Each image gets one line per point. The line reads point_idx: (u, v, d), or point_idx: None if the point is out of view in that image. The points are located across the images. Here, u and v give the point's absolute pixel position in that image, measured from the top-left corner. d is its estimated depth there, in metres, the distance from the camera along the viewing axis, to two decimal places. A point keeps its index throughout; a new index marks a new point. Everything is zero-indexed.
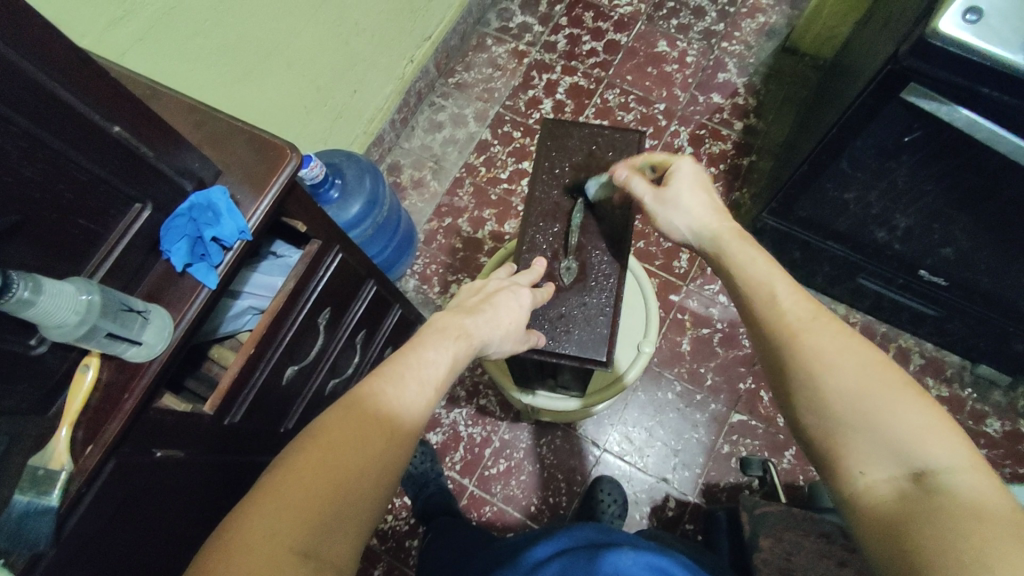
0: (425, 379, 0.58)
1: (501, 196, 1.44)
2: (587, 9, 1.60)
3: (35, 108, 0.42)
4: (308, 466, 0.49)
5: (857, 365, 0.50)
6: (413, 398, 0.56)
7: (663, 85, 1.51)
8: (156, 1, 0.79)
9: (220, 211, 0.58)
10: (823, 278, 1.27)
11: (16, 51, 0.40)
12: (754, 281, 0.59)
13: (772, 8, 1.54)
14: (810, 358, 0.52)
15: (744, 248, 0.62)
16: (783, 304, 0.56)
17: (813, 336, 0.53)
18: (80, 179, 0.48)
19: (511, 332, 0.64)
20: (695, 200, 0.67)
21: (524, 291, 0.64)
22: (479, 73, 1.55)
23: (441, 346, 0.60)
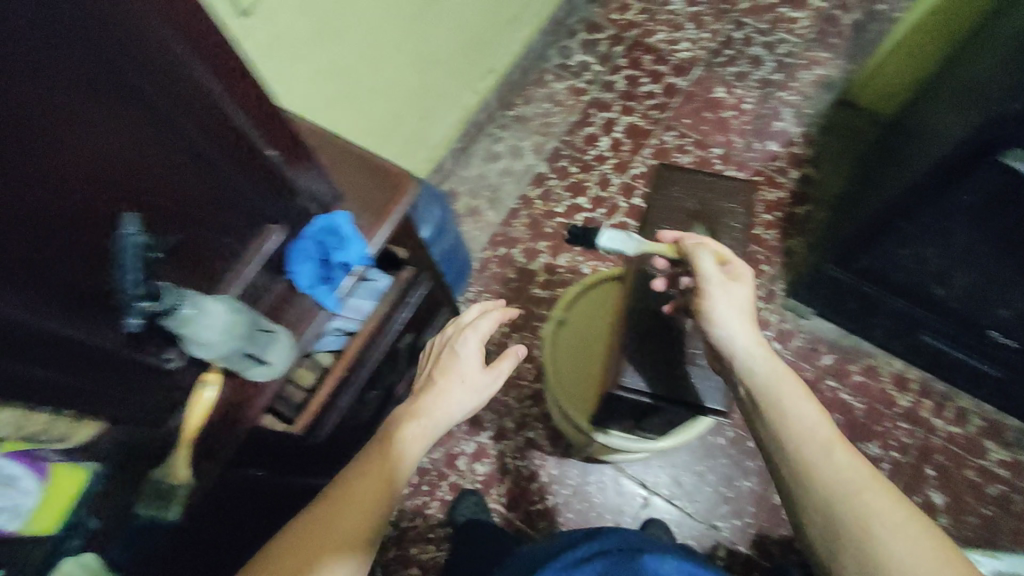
0: (424, 434, 0.71)
1: (556, 229, 1.45)
2: (646, 51, 1.63)
3: (212, 129, 0.44)
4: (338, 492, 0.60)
5: (922, 546, 0.48)
6: (415, 441, 0.69)
7: (720, 129, 1.53)
8: (277, 16, 0.81)
9: (345, 236, 0.58)
10: (881, 332, 1.26)
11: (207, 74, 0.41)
12: (784, 425, 0.57)
13: (830, 62, 1.57)
14: (870, 521, 0.50)
15: (787, 386, 0.59)
16: (840, 458, 0.53)
17: (872, 499, 0.51)
18: (233, 200, 0.49)
19: (467, 397, 0.77)
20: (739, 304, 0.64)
21: (470, 358, 0.78)
22: (538, 108, 1.58)
23: (415, 426, 0.70)
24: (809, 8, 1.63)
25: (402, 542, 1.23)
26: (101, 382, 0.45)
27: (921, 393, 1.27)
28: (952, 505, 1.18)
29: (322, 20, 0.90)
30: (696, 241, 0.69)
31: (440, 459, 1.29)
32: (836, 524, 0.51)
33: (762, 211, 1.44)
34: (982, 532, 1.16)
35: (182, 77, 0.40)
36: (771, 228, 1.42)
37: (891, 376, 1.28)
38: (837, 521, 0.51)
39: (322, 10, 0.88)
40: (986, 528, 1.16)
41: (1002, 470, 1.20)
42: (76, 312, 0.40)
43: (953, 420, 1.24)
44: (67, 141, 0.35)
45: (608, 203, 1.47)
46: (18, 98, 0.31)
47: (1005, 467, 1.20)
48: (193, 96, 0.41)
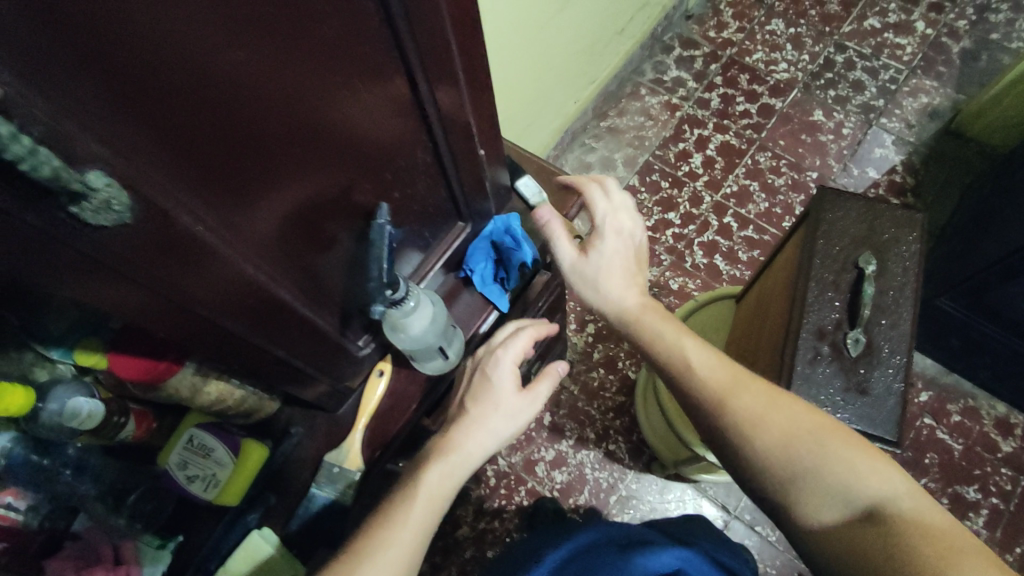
0: (447, 474, 0.57)
1: (645, 243, 1.45)
2: (743, 70, 1.62)
3: (452, 135, 0.47)
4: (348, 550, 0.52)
5: (792, 427, 0.55)
6: (436, 480, 0.56)
7: (817, 153, 1.51)
8: None
9: (519, 237, 0.59)
10: (985, 372, 1.22)
11: (465, 82, 0.44)
12: (667, 351, 0.62)
13: (936, 90, 1.53)
14: (747, 417, 0.57)
15: (663, 320, 0.63)
16: (697, 366, 0.60)
17: (739, 395, 0.58)
18: (441, 197, 0.52)
19: (500, 427, 0.59)
20: (614, 269, 0.64)
21: (502, 377, 0.60)
22: (631, 120, 1.58)
23: (440, 467, 0.57)
24: (915, 34, 1.60)
25: (478, 544, 1.23)
26: (312, 350, 0.48)
27: None
28: None
29: None
30: (866, 265, 0.68)
31: (519, 464, 1.29)
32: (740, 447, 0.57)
33: None
34: None
35: (447, 74, 0.42)
36: None
37: (992, 419, 1.24)
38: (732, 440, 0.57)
39: None
40: None
41: None
42: (303, 279, 0.43)
43: None
44: (349, 132, 0.39)
45: (699, 220, 1.46)
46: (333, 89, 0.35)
47: None
48: (449, 93, 0.44)
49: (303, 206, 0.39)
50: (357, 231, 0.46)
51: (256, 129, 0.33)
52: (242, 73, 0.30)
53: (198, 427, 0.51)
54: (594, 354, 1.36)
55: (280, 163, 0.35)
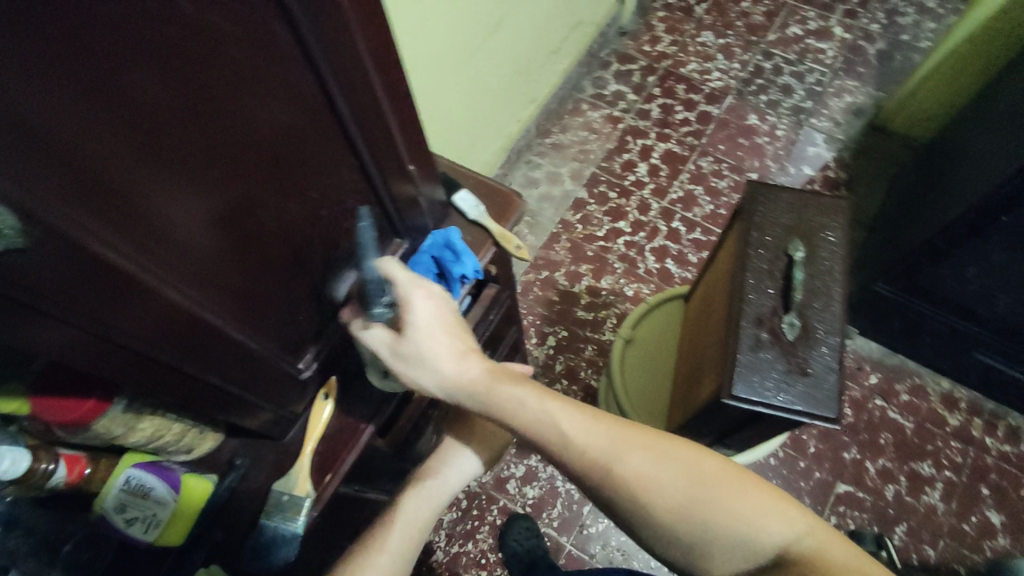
0: (426, 499, 0.65)
1: (598, 252, 1.47)
2: (678, 81, 1.68)
3: (377, 148, 0.47)
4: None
5: (677, 479, 0.55)
6: (418, 506, 0.64)
7: (754, 155, 1.57)
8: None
9: (460, 251, 0.59)
10: (929, 351, 1.27)
11: (384, 94, 0.44)
12: (535, 420, 0.56)
13: (859, 89, 1.62)
14: (635, 479, 0.55)
15: (513, 387, 0.57)
16: (578, 433, 0.56)
17: (627, 456, 0.56)
18: (374, 212, 0.52)
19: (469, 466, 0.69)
20: (443, 349, 0.55)
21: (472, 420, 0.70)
22: (575, 135, 1.62)
23: (417, 494, 0.65)
24: (835, 39, 1.69)
25: (453, 568, 1.21)
26: (246, 379, 0.47)
27: (971, 412, 1.27)
28: (1010, 525, 1.17)
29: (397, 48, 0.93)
30: (795, 251, 0.71)
31: (489, 482, 1.28)
32: (672, 526, 0.55)
33: None
34: None
35: (366, 91, 0.42)
36: None
37: (939, 396, 1.29)
38: (650, 521, 0.55)
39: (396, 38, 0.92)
40: None
41: None
42: (232, 307, 0.43)
43: (1005, 439, 1.24)
44: (268, 152, 0.38)
45: (648, 226, 1.49)
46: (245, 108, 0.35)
47: None
48: (372, 113, 0.44)
49: (229, 233, 0.39)
50: (290, 253, 0.46)
51: (167, 150, 0.32)
52: (155, 95, 0.30)
53: (134, 468, 0.49)
54: (556, 366, 1.37)
55: (196, 185, 0.35)
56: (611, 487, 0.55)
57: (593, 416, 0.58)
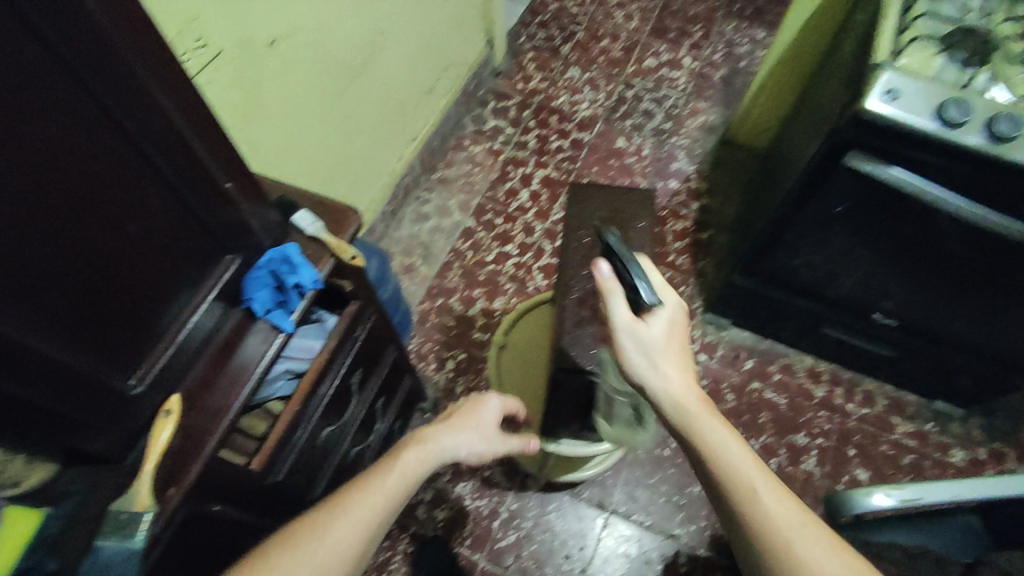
0: (405, 473, 0.71)
1: (489, 276, 1.54)
2: (551, 113, 1.81)
3: (183, 166, 0.51)
4: (299, 540, 0.61)
5: (802, 529, 0.58)
6: (415, 463, 0.72)
7: (624, 174, 1.70)
8: (234, 41, 0.90)
9: (296, 264, 0.64)
10: (790, 332, 1.40)
11: (183, 120, 0.49)
12: (712, 446, 0.63)
13: (709, 110, 1.80)
14: (764, 517, 0.59)
15: (712, 422, 0.65)
16: (737, 464, 0.62)
17: (763, 500, 0.60)
18: (195, 230, 0.55)
19: (485, 436, 0.81)
20: (676, 352, 0.68)
21: (496, 400, 0.85)
22: (460, 169, 1.71)
23: (417, 453, 0.73)
24: (685, 68, 1.89)
25: None
26: (74, 400, 0.48)
27: (832, 382, 1.40)
28: (878, 479, 1.29)
29: (253, 93, 0.98)
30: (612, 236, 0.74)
31: (399, 511, 1.28)
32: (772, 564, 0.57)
33: (671, 241, 1.59)
34: None
35: (152, 112, 0.46)
36: (682, 254, 1.57)
37: (805, 371, 1.42)
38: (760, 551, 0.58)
39: (251, 84, 0.97)
40: None
41: (912, 441, 1.33)
42: (41, 325, 0.44)
43: (864, 403, 1.38)
44: (67, 173, 0.42)
45: (534, 247, 1.58)
46: (32, 132, 0.39)
47: (913, 438, 1.34)
48: (166, 133, 0.48)
49: (21, 252, 0.41)
50: (107, 272, 0.48)
51: None
52: None
53: None
54: (457, 389, 1.40)
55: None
56: (769, 535, 0.58)
57: (767, 471, 0.62)
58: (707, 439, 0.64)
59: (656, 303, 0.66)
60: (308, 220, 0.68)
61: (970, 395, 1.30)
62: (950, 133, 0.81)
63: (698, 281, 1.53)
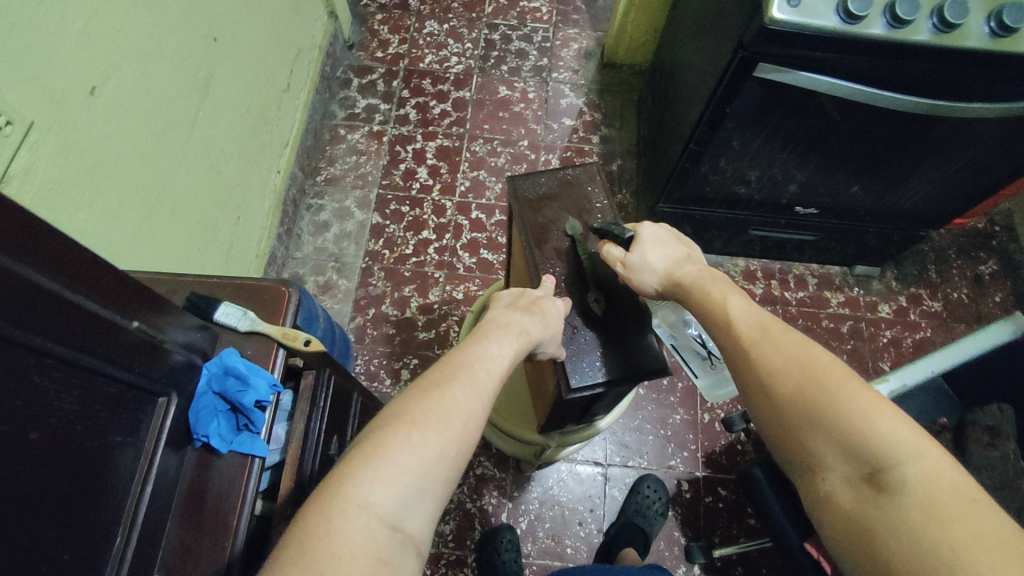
0: (493, 370, 0.54)
1: (415, 270, 1.44)
2: (423, 76, 1.67)
3: (65, 326, 0.38)
4: (420, 427, 0.47)
5: (796, 371, 0.53)
6: (499, 350, 0.56)
7: (518, 123, 1.62)
8: (43, 103, 0.71)
9: (244, 373, 0.53)
10: (720, 240, 1.43)
11: (43, 272, 0.36)
12: (713, 304, 0.61)
13: (580, 35, 1.74)
14: (763, 373, 0.54)
15: (716, 283, 0.62)
16: (738, 318, 0.59)
17: (763, 353, 0.55)
18: (110, 391, 0.43)
19: (559, 335, 0.62)
20: (664, 251, 0.67)
21: (559, 300, 0.65)
22: (345, 163, 1.55)
23: (517, 340, 0.58)
24: None
25: None
26: None
27: (766, 277, 1.48)
28: None
29: (94, 159, 0.80)
30: (573, 230, 0.71)
31: None
32: (773, 413, 0.53)
33: None
34: (853, 363, 1.38)
35: (10, 280, 0.34)
36: None
37: (740, 274, 1.48)
38: (763, 400, 0.54)
39: (89, 150, 0.78)
40: (854, 358, 1.38)
41: (845, 309, 1.44)
42: None
43: (797, 287, 1.47)
44: None
45: (452, 226, 1.49)
46: None
47: (846, 306, 1.44)
48: (30, 295, 0.35)
49: None
50: (25, 503, 0.35)
51: None
52: None
53: None
54: None
55: None
56: (761, 382, 0.54)
57: (768, 320, 0.58)
58: (709, 288, 0.62)
59: (632, 233, 0.68)
60: (235, 320, 0.56)
61: (885, 254, 1.41)
62: (853, 27, 0.81)
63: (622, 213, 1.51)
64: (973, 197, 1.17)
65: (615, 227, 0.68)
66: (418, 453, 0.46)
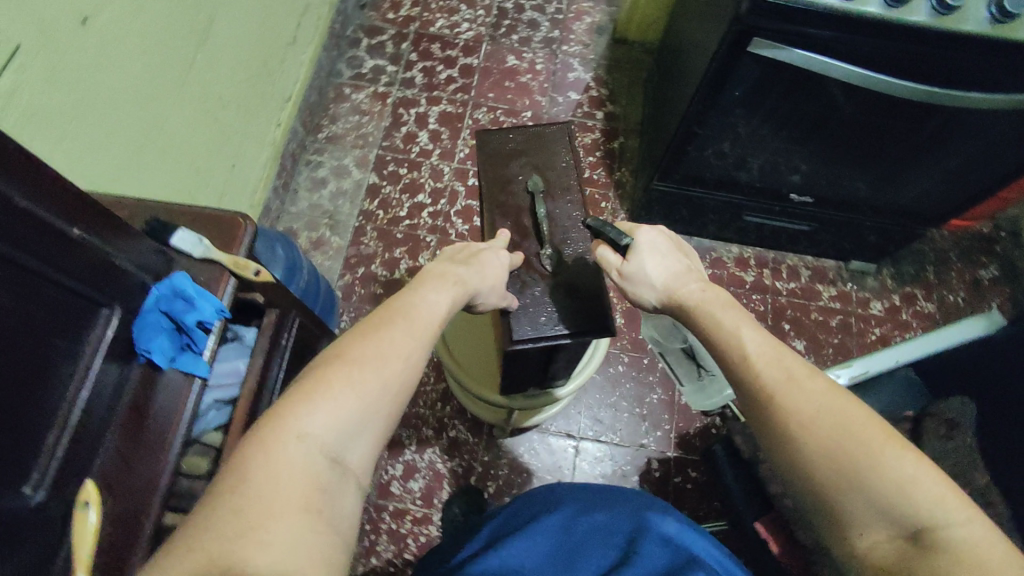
0: (433, 317, 0.56)
1: (407, 232, 1.45)
2: (432, 41, 1.66)
3: (2, 225, 0.39)
4: (360, 366, 0.49)
5: (834, 421, 0.50)
6: (439, 298, 0.57)
7: (523, 94, 1.60)
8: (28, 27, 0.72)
9: (192, 296, 0.55)
10: (714, 224, 1.42)
11: None
12: (725, 334, 0.59)
13: (594, 9, 1.72)
14: (793, 423, 0.51)
15: (720, 309, 0.62)
16: (758, 363, 0.56)
17: (792, 399, 0.52)
18: (50, 296, 0.44)
19: (499, 287, 0.63)
20: (666, 263, 0.67)
21: (503, 252, 0.65)
22: (347, 122, 1.56)
23: (456, 288, 0.59)
24: None
25: None
26: None
27: (759, 265, 1.47)
28: (812, 346, 1.38)
29: (81, 88, 0.81)
30: (535, 187, 0.71)
31: (374, 494, 1.24)
32: (803, 465, 0.50)
33: (584, 157, 1.54)
34: (838, 357, 1.37)
35: None
36: (597, 168, 1.53)
37: (732, 261, 1.47)
38: (792, 452, 0.51)
39: (77, 79, 0.80)
40: (840, 353, 1.37)
41: (836, 303, 1.43)
42: None
43: (790, 278, 1.45)
44: None
45: (447, 192, 1.49)
46: None
47: (837, 300, 1.43)
48: None
49: None
50: None
51: None
52: None
53: None
54: None
55: None
56: (789, 427, 0.51)
57: (793, 358, 0.55)
58: (711, 311, 0.62)
59: (628, 240, 0.66)
60: (191, 248, 0.57)
61: (882, 250, 1.39)
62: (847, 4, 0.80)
63: (618, 192, 1.50)
64: (974, 196, 1.14)
65: (611, 231, 0.66)
66: (357, 389, 0.48)
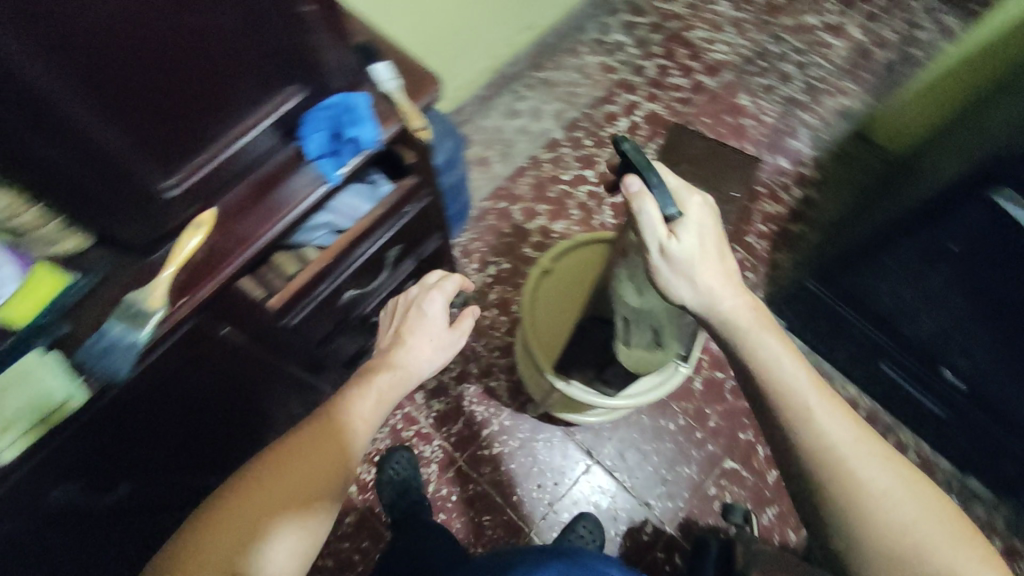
0: (363, 414, 0.70)
1: (559, 196, 1.47)
2: (683, 45, 1.64)
3: None
4: (289, 455, 0.62)
5: (932, 535, 0.55)
6: (370, 405, 0.71)
7: (736, 135, 1.55)
8: None
9: (359, 116, 0.62)
10: (845, 354, 1.30)
11: None
12: (811, 425, 0.58)
13: (855, 94, 1.60)
14: (895, 534, 0.55)
15: (790, 372, 0.60)
16: (855, 464, 0.56)
17: (893, 508, 0.55)
18: (262, 50, 0.51)
19: (432, 348, 0.81)
20: (712, 255, 0.64)
21: (437, 304, 0.83)
22: (567, 76, 1.60)
23: (389, 375, 0.75)
24: (847, 38, 1.66)
25: None
26: (102, 180, 0.49)
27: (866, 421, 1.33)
28: None
29: None
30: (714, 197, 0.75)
31: None
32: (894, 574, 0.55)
33: (758, 222, 1.47)
34: None
35: None
36: (763, 239, 1.46)
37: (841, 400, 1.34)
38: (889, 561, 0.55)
39: None
40: None
41: None
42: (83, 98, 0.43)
43: None
44: None
45: None
46: None
47: None
48: None
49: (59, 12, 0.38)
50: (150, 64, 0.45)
51: None
52: None
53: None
54: (491, 295, 1.38)
55: None
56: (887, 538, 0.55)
57: (875, 450, 0.57)
58: (781, 371, 0.60)
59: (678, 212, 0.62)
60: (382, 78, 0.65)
61: (1009, 486, 1.20)
62: None
63: (768, 272, 1.43)
64: None
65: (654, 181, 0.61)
66: (287, 476, 0.61)
